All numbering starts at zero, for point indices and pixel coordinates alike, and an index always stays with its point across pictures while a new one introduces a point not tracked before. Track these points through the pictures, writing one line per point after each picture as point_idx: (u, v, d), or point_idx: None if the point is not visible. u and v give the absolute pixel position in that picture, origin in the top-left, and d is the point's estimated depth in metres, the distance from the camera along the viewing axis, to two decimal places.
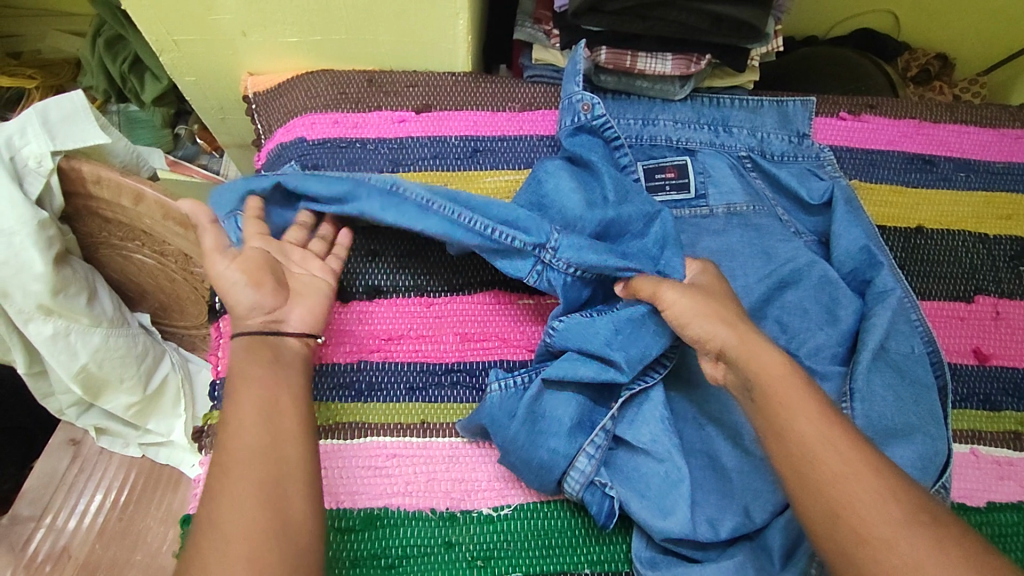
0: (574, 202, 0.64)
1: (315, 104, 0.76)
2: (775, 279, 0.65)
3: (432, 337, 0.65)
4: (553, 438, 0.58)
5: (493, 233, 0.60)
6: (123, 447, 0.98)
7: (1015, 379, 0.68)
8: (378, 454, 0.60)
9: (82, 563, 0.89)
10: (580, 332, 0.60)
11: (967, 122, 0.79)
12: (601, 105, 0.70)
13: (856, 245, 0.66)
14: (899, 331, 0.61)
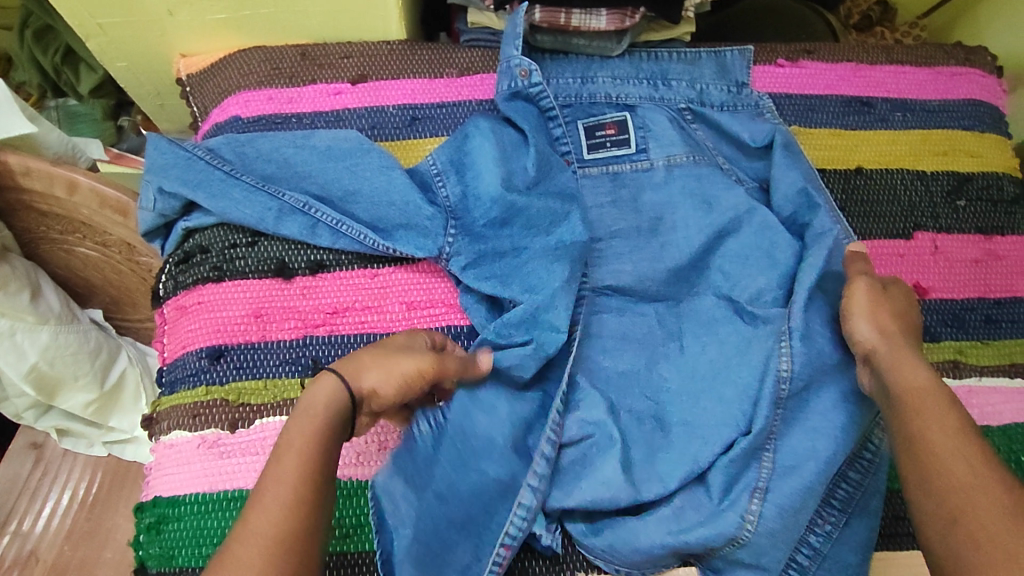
0: (489, 173, 0.64)
1: (248, 81, 0.73)
2: (711, 232, 0.66)
3: (377, 309, 0.65)
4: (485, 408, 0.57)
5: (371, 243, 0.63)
6: (87, 447, 0.96)
7: (953, 311, 0.69)
8: None
9: (51, 564, 0.89)
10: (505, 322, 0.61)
11: (903, 62, 0.80)
12: (539, 71, 0.71)
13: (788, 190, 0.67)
14: (836, 269, 0.63)
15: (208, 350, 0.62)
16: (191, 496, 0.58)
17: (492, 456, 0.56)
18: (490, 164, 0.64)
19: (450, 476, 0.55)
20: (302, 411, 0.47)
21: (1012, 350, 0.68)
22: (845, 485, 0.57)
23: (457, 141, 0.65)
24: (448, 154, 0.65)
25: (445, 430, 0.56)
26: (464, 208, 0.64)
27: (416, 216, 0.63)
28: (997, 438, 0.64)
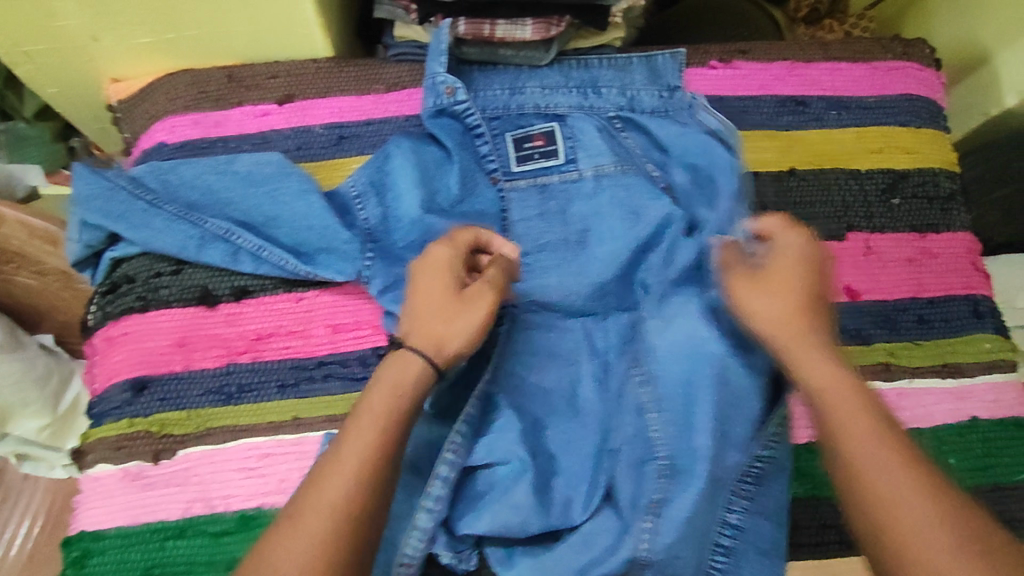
0: (411, 194, 0.63)
1: (175, 106, 0.72)
2: (627, 245, 0.66)
3: (301, 333, 0.65)
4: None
5: (290, 267, 0.63)
6: (49, 471, 0.95)
7: (885, 312, 0.69)
8: (250, 455, 0.61)
9: None
10: None
11: (840, 59, 0.77)
12: (464, 89, 0.69)
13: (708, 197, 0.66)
14: None
15: (131, 382, 0.62)
16: (115, 529, 0.58)
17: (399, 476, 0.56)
18: (412, 187, 0.63)
19: None
20: (391, 386, 0.49)
21: (943, 351, 0.68)
22: (759, 497, 0.57)
23: (378, 160, 0.65)
24: (368, 175, 0.64)
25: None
26: (385, 230, 0.63)
27: (332, 241, 0.62)
28: (926, 440, 0.66)
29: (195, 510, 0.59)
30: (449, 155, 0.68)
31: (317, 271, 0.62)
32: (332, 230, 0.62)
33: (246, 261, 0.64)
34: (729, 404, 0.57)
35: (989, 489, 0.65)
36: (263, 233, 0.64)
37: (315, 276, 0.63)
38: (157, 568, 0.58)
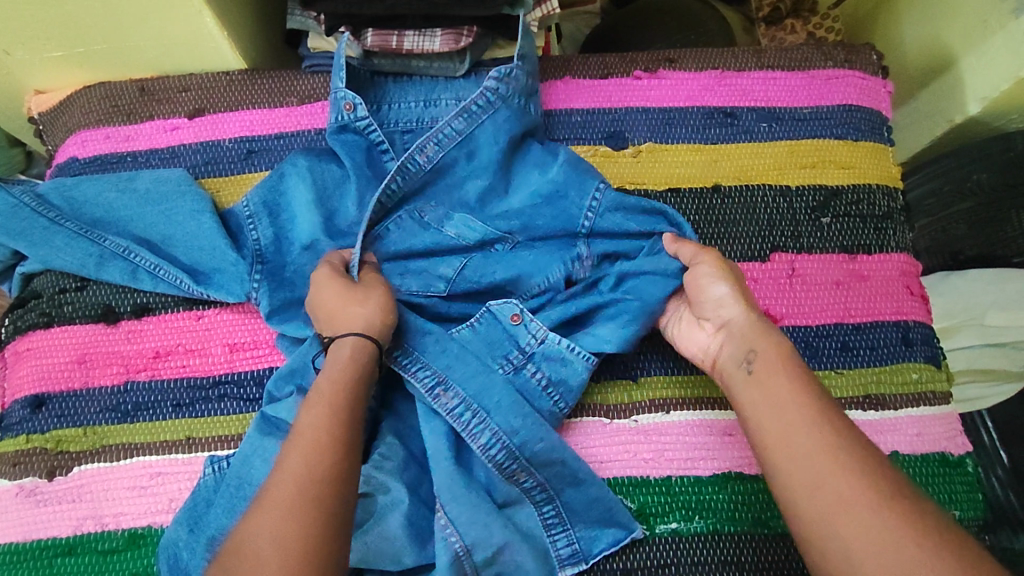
0: (305, 215, 0.64)
1: (89, 119, 0.72)
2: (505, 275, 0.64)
3: (199, 352, 0.65)
4: (266, 460, 0.56)
5: (181, 286, 0.63)
6: None
7: (807, 338, 0.66)
8: (143, 473, 0.61)
9: None
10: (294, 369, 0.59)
11: (773, 67, 0.75)
12: (364, 105, 0.67)
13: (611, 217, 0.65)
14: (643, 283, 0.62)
15: (29, 399, 0.63)
16: (4, 546, 0.59)
17: None
18: (305, 208, 0.64)
19: (222, 517, 0.55)
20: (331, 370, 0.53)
21: (866, 381, 0.65)
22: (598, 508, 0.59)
23: (274, 180, 0.65)
24: (262, 194, 0.65)
25: (229, 484, 0.57)
26: (277, 250, 0.64)
27: (222, 262, 0.62)
28: None
29: (84, 528, 0.59)
30: (347, 173, 0.67)
31: (208, 292, 0.62)
32: (221, 251, 0.63)
33: (143, 279, 0.64)
34: (493, 387, 0.59)
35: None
36: (160, 250, 0.64)
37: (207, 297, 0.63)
38: None
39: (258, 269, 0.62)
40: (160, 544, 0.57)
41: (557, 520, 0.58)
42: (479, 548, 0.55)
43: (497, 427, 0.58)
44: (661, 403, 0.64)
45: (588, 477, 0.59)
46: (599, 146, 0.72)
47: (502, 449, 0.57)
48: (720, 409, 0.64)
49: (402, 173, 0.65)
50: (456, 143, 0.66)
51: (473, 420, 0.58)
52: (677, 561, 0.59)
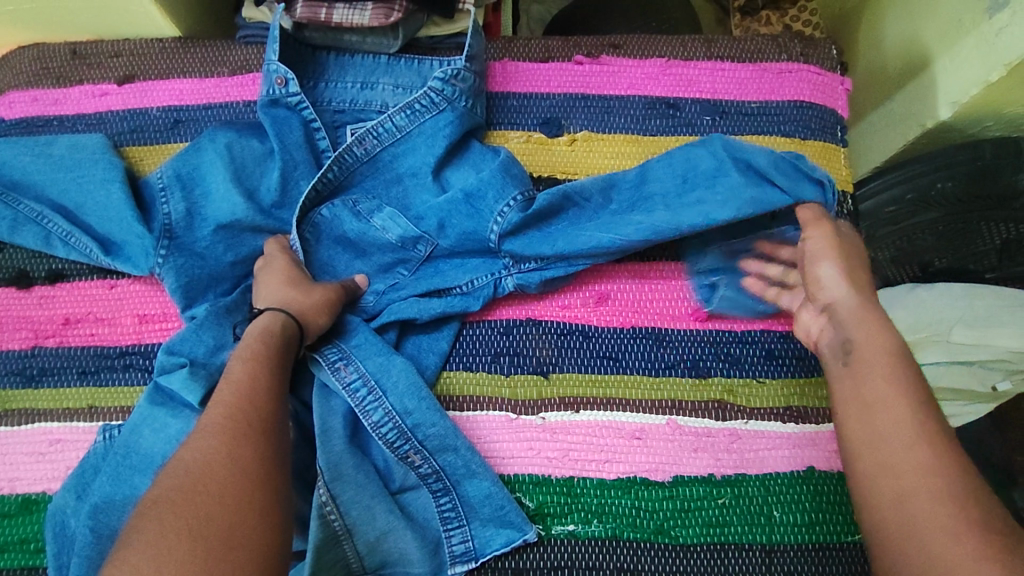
0: (220, 190, 0.62)
1: (19, 81, 0.72)
2: (421, 286, 0.61)
3: (109, 321, 0.64)
4: (155, 430, 0.56)
5: (93, 255, 0.62)
6: None
7: (727, 342, 0.62)
8: (42, 440, 0.60)
9: None
10: (186, 340, 0.58)
11: (723, 58, 0.72)
12: (297, 80, 0.65)
13: (629, 184, 0.64)
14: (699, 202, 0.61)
15: None
16: None
17: (148, 473, 0.55)
18: (221, 182, 0.62)
19: (103, 486, 0.55)
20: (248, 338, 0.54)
21: (790, 392, 0.60)
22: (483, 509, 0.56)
23: (192, 153, 0.63)
24: (177, 166, 0.62)
25: (115, 454, 0.56)
26: (187, 224, 0.61)
27: (129, 234, 0.61)
28: (753, 487, 0.57)
29: None
30: (271, 149, 0.65)
31: (118, 265, 0.61)
32: (131, 223, 0.61)
33: (57, 245, 0.64)
34: (393, 367, 0.58)
35: (814, 548, 0.55)
36: (74, 218, 0.64)
37: (116, 267, 0.62)
38: None
39: (165, 243, 0.60)
40: (48, 513, 0.56)
41: (453, 513, 0.56)
42: (361, 534, 0.53)
43: (392, 406, 0.57)
44: (571, 401, 0.60)
45: (482, 469, 0.56)
46: (533, 133, 0.69)
47: (394, 430, 0.56)
48: (633, 411, 0.60)
49: (338, 164, 0.63)
50: (396, 140, 0.65)
51: (368, 396, 0.57)
52: (571, 564, 0.56)
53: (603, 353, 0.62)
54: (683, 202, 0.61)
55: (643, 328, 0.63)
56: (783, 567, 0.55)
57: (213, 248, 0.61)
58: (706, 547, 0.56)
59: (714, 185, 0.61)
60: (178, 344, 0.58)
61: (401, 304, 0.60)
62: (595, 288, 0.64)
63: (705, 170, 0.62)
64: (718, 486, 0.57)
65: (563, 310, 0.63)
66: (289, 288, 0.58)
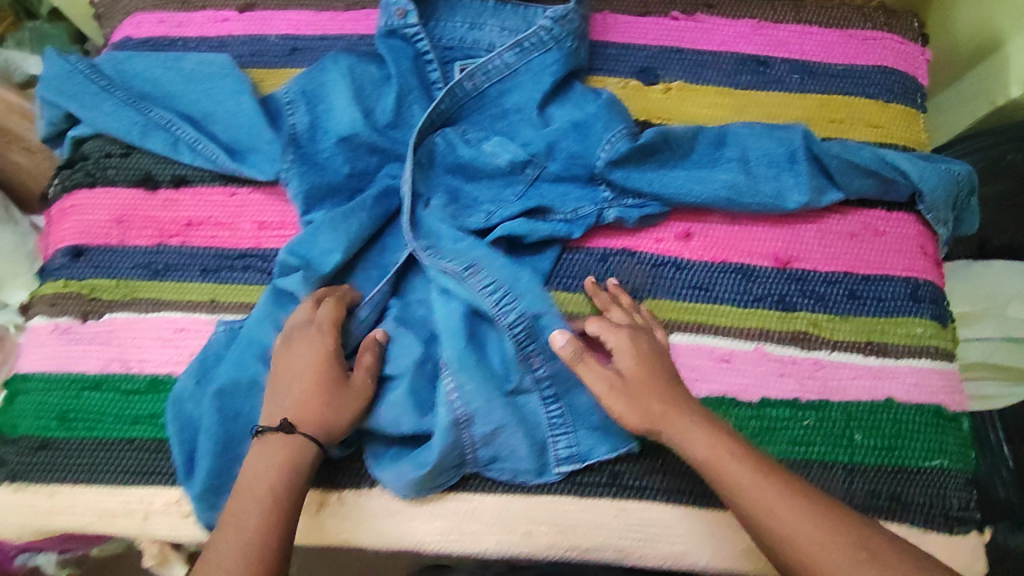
0: (342, 107, 0.66)
1: (145, 4, 0.77)
2: (526, 207, 0.65)
3: (229, 225, 0.68)
4: (279, 323, 0.61)
5: (219, 160, 0.67)
6: None
7: (813, 281, 0.66)
8: (168, 327, 0.65)
9: None
10: (303, 243, 0.61)
11: (811, 23, 0.76)
12: (415, 12, 0.69)
13: (716, 137, 0.67)
14: (776, 160, 0.65)
15: (69, 248, 0.68)
16: (40, 372, 0.65)
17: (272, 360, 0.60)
18: (342, 100, 0.66)
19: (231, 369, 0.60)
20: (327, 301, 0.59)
21: (871, 328, 0.65)
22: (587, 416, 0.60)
23: (315, 72, 0.67)
24: (303, 83, 0.67)
25: (242, 341, 0.61)
26: (309, 136, 0.65)
27: (256, 143, 0.66)
28: (834, 412, 0.63)
29: (111, 369, 0.65)
30: (388, 76, 0.69)
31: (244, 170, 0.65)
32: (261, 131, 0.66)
33: (184, 152, 0.68)
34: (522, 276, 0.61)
35: (893, 469, 0.61)
36: (201, 127, 0.68)
37: (240, 173, 0.66)
38: (70, 412, 0.64)
39: (291, 151, 0.64)
40: (171, 395, 0.61)
41: (560, 418, 0.60)
42: (479, 424, 0.57)
43: (524, 310, 0.60)
44: (664, 324, 0.65)
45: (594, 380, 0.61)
46: (629, 80, 0.73)
47: (524, 329, 0.60)
48: (722, 336, 0.65)
49: (449, 97, 0.67)
50: (503, 76, 0.69)
51: (503, 298, 0.60)
52: (668, 465, 0.60)
53: (692, 284, 0.66)
54: (767, 169, 0.65)
55: (731, 265, 0.67)
56: (861, 484, 0.60)
57: (331, 160, 0.65)
58: (791, 461, 0.61)
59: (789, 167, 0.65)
60: (298, 244, 0.61)
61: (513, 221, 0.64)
62: (683, 225, 0.68)
63: (783, 148, 0.65)
64: (802, 408, 0.62)
65: (657, 243, 0.67)
66: (315, 400, 0.55)
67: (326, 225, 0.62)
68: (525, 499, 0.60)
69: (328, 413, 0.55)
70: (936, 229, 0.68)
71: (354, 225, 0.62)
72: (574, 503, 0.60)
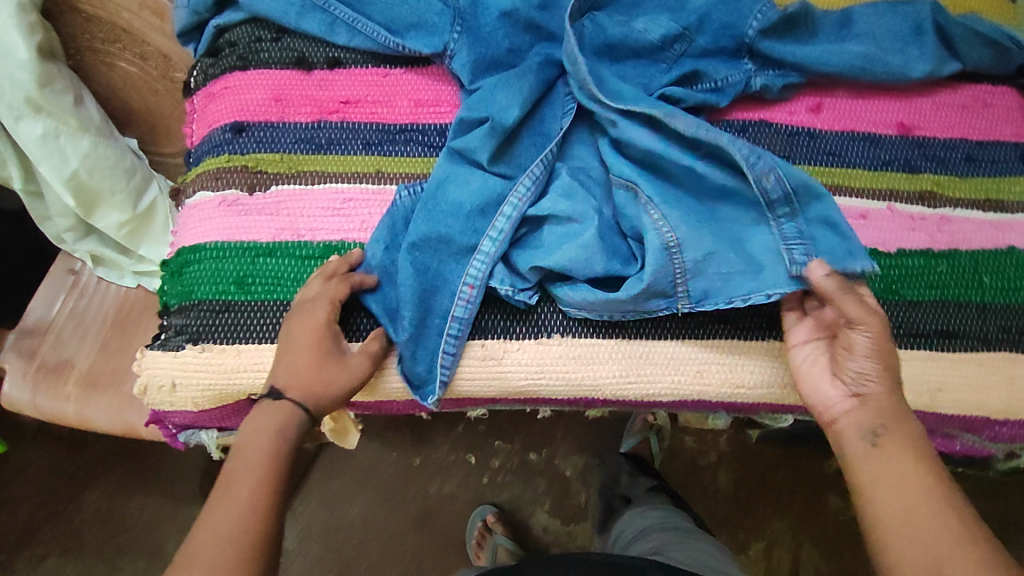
0: None
1: None
2: (677, 76, 0.69)
3: (386, 103, 0.71)
4: (460, 183, 0.64)
5: (380, 37, 0.69)
6: (119, 278, 1.05)
7: (935, 147, 0.72)
8: (336, 197, 0.68)
9: (85, 373, 0.98)
10: (479, 103, 0.65)
11: None
12: None
13: (843, 17, 0.73)
14: (901, 35, 0.71)
15: (231, 125, 0.70)
16: (210, 243, 0.67)
17: (459, 215, 0.63)
18: None
19: (421, 224, 0.63)
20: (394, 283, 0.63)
21: (988, 187, 0.71)
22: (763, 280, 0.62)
23: None
24: None
25: (427, 199, 0.64)
26: (470, 11, 0.68)
27: (418, 18, 0.68)
28: (964, 260, 0.68)
29: (283, 237, 0.67)
30: None
31: (410, 44, 0.68)
32: (424, 7, 0.68)
33: (341, 30, 0.70)
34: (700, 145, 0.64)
35: (1021, 306, 0.67)
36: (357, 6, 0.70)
37: (403, 49, 0.69)
38: (247, 277, 0.65)
39: (457, 25, 0.68)
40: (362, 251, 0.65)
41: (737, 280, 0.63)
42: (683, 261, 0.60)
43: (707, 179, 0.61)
44: None
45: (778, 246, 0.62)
46: None
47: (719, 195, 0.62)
48: (858, 196, 0.70)
49: None
50: None
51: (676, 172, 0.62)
52: None
53: (826, 151, 0.71)
54: (896, 42, 0.71)
55: (860, 133, 0.72)
56: (994, 319, 0.67)
57: (491, 34, 0.68)
58: (930, 302, 0.67)
59: (913, 41, 0.71)
60: (473, 103, 0.65)
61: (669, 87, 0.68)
62: (813, 99, 0.73)
63: (910, 23, 0.71)
64: (936, 256, 0.68)
65: (790, 115, 0.72)
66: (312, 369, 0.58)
67: (500, 88, 0.65)
68: (693, 343, 0.65)
69: (319, 383, 0.58)
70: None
71: (526, 86, 0.65)
72: (737, 346, 0.65)
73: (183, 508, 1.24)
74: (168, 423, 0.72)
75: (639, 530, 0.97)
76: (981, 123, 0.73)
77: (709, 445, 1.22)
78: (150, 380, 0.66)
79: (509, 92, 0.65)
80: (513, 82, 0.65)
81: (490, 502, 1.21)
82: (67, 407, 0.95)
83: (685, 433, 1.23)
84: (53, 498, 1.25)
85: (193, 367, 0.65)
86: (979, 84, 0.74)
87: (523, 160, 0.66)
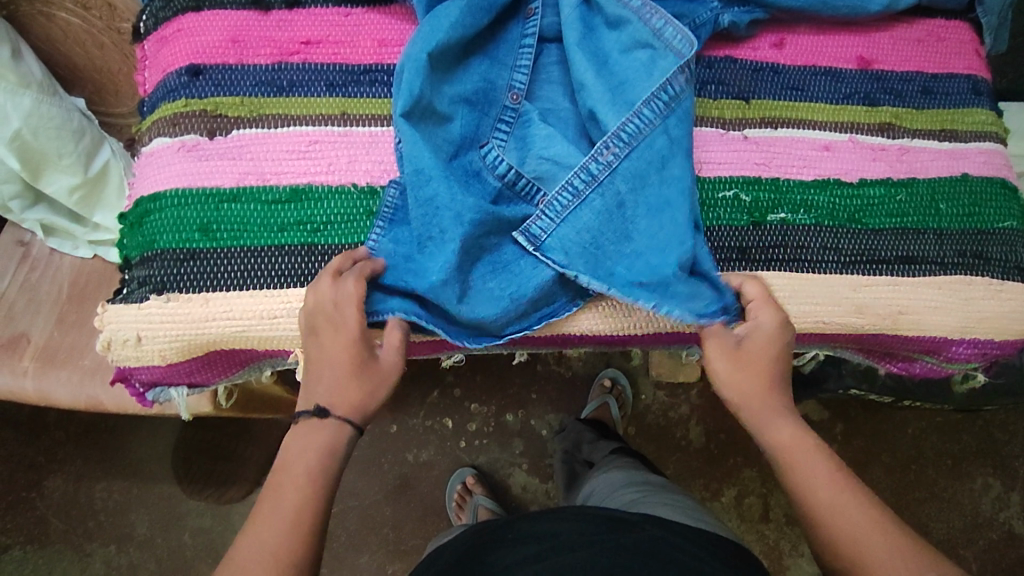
0: None
1: None
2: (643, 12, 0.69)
3: (349, 43, 0.69)
4: (411, 126, 0.63)
5: None
6: (73, 249, 0.96)
7: (893, 80, 0.74)
8: (302, 140, 0.66)
9: (41, 348, 0.89)
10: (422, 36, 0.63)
11: None
12: None
13: None
14: None
15: (186, 68, 0.67)
16: (170, 190, 0.64)
17: (412, 155, 0.62)
18: None
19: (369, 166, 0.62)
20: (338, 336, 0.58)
21: (943, 118, 0.74)
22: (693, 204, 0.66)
23: None
24: None
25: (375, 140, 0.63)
26: None
27: None
28: (921, 188, 0.71)
29: (248, 183, 0.65)
30: None
31: None
32: None
33: None
34: (646, 81, 0.65)
35: (974, 231, 0.70)
36: None
37: None
38: (212, 224, 0.63)
39: None
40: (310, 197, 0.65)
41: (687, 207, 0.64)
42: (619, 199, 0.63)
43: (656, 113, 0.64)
44: (770, 121, 0.71)
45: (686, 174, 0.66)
46: None
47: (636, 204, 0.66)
48: (821, 129, 0.71)
49: None
50: None
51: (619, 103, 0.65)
52: (791, 240, 0.68)
53: (790, 85, 0.72)
54: None
55: (821, 68, 0.73)
56: (950, 243, 0.69)
57: None
58: (890, 230, 0.69)
59: None
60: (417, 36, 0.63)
61: (571, 20, 0.67)
62: (777, 35, 0.74)
63: None
64: (895, 185, 0.70)
65: (755, 52, 0.73)
66: (348, 385, 0.58)
67: (442, 23, 0.63)
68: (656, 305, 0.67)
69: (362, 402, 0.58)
70: (983, 38, 0.77)
71: (455, 12, 0.64)
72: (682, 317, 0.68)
73: (154, 488, 1.20)
74: (134, 381, 0.69)
75: (614, 487, 0.90)
76: (935, 56, 0.75)
77: (681, 398, 1.24)
78: (113, 335, 0.63)
79: (453, 24, 0.63)
80: (453, 13, 0.64)
81: (467, 465, 1.21)
82: (24, 383, 0.87)
83: (658, 387, 1.25)
84: (14, 485, 1.20)
85: (160, 318, 0.62)
86: (933, 18, 0.76)
87: (459, 92, 0.66)
